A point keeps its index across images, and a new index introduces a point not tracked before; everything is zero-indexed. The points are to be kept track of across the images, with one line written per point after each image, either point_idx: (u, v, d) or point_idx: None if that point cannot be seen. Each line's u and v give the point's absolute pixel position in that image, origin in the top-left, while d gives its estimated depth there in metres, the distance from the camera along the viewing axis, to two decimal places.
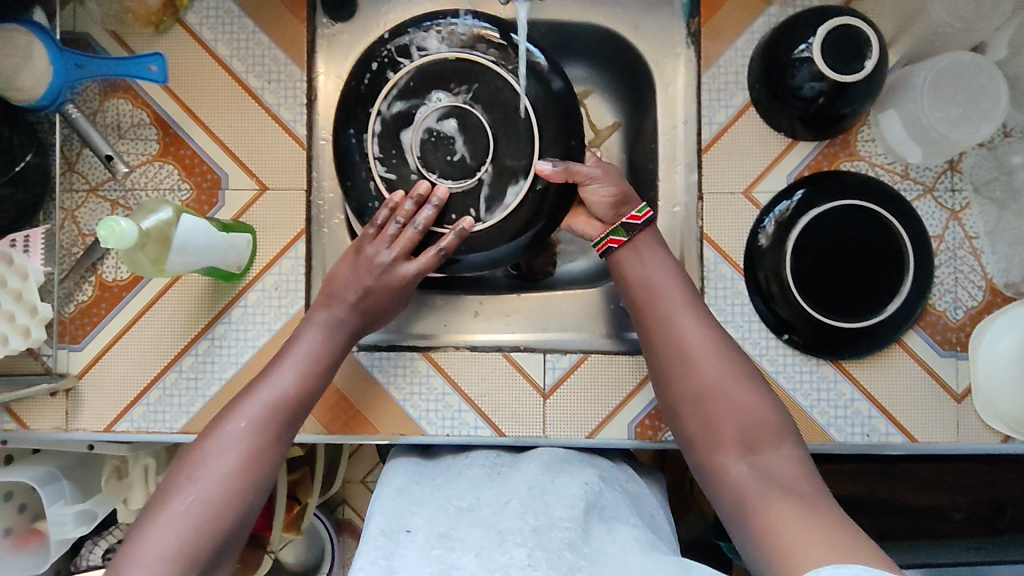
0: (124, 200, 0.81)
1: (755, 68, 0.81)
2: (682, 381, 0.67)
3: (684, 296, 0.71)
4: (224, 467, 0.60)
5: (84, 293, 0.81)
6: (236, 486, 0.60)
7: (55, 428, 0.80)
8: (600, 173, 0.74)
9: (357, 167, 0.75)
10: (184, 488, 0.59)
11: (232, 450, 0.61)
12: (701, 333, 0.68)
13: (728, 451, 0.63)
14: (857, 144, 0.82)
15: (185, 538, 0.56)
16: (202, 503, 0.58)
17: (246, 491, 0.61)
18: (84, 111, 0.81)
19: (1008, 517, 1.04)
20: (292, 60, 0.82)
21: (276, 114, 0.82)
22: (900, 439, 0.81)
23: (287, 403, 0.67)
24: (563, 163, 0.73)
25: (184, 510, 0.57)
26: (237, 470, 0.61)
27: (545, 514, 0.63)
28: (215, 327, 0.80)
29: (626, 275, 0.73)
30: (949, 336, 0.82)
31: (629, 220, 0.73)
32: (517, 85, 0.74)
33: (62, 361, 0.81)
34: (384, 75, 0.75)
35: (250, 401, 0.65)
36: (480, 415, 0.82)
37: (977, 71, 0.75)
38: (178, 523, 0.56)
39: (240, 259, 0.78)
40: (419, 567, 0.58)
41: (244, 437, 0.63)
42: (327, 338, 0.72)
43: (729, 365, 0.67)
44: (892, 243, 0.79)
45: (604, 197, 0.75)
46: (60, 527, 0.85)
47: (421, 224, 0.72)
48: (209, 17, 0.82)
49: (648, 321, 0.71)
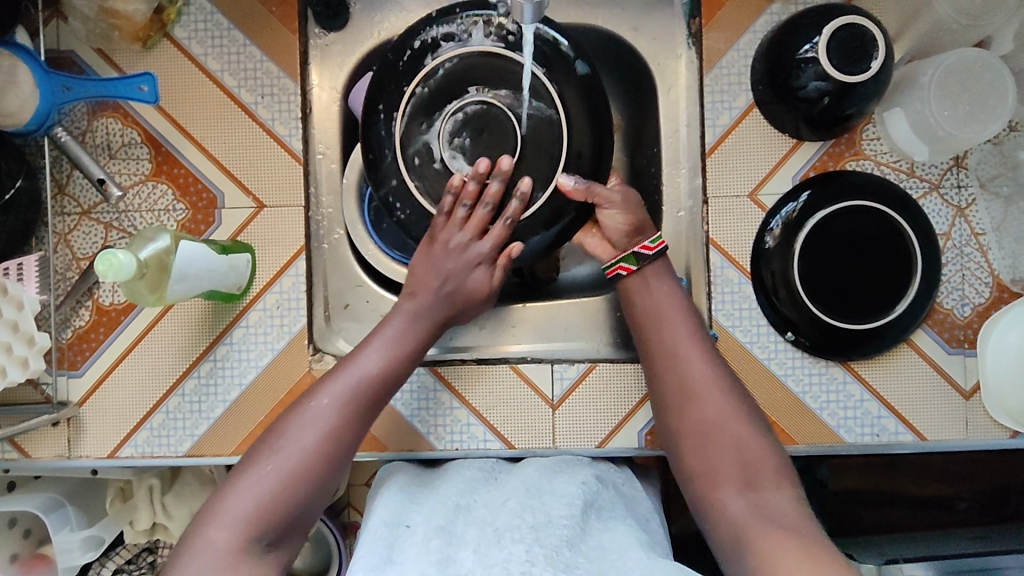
0: (118, 223, 0.79)
1: (759, 69, 0.80)
2: (688, 416, 0.68)
3: (691, 329, 0.71)
4: (299, 446, 0.64)
5: (82, 318, 0.79)
6: (308, 466, 0.64)
7: (58, 456, 0.79)
8: (619, 200, 0.73)
9: (381, 148, 0.71)
10: (265, 459, 0.64)
11: (311, 430, 0.65)
12: (707, 368, 0.69)
13: (727, 488, 0.64)
14: (863, 142, 0.81)
15: (259, 505, 0.61)
16: (275, 477, 0.62)
17: (317, 473, 0.64)
18: (73, 132, 0.79)
19: (1013, 506, 1.04)
20: (285, 73, 0.80)
21: (271, 129, 0.80)
22: (910, 438, 0.80)
23: (372, 388, 0.69)
24: (587, 182, 0.71)
25: (258, 483, 0.62)
26: (312, 449, 0.64)
27: (541, 514, 0.63)
28: (217, 348, 0.79)
29: (634, 304, 0.74)
30: (956, 333, 0.80)
31: (641, 250, 0.74)
32: (560, 96, 0.69)
33: (62, 389, 0.79)
34: (422, 59, 0.70)
35: (335, 383, 0.68)
36: (489, 427, 0.81)
37: (984, 69, 0.74)
38: (255, 489, 0.62)
39: (240, 279, 0.77)
40: (417, 561, 0.58)
41: (323, 418, 0.66)
42: (415, 326, 0.73)
43: (733, 402, 0.67)
44: (899, 245, 0.78)
45: (619, 223, 0.75)
46: (68, 554, 0.85)
47: (489, 200, 0.70)
48: (197, 31, 0.80)
49: (655, 352, 0.71)
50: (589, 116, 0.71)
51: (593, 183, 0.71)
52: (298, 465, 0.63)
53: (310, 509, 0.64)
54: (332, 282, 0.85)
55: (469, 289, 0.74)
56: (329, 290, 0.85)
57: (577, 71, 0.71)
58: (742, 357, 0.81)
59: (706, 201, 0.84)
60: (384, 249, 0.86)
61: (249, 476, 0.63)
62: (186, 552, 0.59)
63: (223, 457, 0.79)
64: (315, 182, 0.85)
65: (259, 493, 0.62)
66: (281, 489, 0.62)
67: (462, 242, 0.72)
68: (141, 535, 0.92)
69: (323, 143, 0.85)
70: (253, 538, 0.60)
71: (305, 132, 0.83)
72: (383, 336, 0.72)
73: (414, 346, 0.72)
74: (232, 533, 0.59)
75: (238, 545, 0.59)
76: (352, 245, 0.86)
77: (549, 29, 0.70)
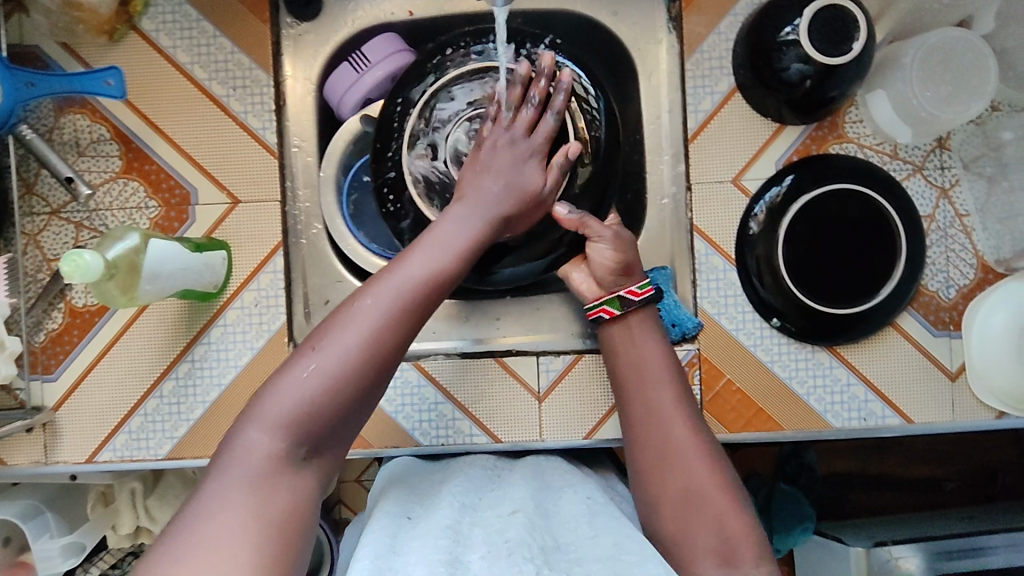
0: (89, 222, 0.77)
1: (740, 53, 0.79)
2: (669, 481, 0.66)
3: (676, 392, 0.70)
4: (345, 349, 0.55)
5: (55, 321, 0.77)
6: (355, 373, 0.55)
7: (34, 462, 0.77)
8: (611, 238, 0.74)
9: (389, 134, 0.77)
10: (305, 360, 0.55)
11: (359, 330, 0.55)
12: (689, 433, 0.67)
13: (704, 563, 0.61)
14: (846, 125, 0.80)
15: (301, 411, 0.53)
16: (316, 383, 0.53)
17: (362, 378, 0.55)
18: (40, 130, 0.77)
19: (1000, 484, 1.05)
20: (257, 64, 0.78)
21: (244, 122, 0.78)
22: (896, 421, 0.80)
23: (429, 286, 0.59)
24: (581, 215, 0.73)
25: (297, 389, 0.53)
26: (359, 354, 0.55)
27: (550, 538, 0.61)
28: (194, 348, 0.77)
29: (617, 360, 0.73)
30: (942, 315, 0.80)
31: (626, 295, 0.73)
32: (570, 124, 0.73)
33: (37, 394, 0.77)
34: (445, 68, 0.76)
35: (385, 283, 0.58)
36: (475, 422, 0.80)
37: (966, 48, 0.73)
38: (295, 391, 0.53)
39: (216, 278, 0.75)
40: (424, 554, 0.56)
41: (371, 318, 0.56)
42: (469, 223, 0.64)
43: (716, 468, 0.65)
44: (884, 236, 0.78)
45: (607, 259, 0.75)
46: (49, 561, 0.83)
47: (534, 99, 0.72)
48: (166, 23, 0.77)
49: (638, 411, 0.70)
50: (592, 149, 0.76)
51: (587, 216, 0.74)
52: (344, 371, 0.54)
53: (355, 418, 0.56)
54: (312, 278, 0.84)
55: (524, 186, 0.69)
56: (308, 285, 0.83)
57: (590, 111, 0.76)
58: (728, 345, 0.80)
59: (690, 187, 0.83)
60: (364, 243, 0.84)
61: (289, 375, 0.54)
62: (220, 457, 0.52)
63: (204, 458, 0.77)
64: (291, 176, 0.84)
65: (298, 399, 0.53)
66: (324, 397, 0.54)
67: (516, 138, 0.70)
68: (125, 539, 0.90)
69: (299, 135, 0.83)
70: (293, 447, 0.53)
71: (279, 125, 0.81)
72: (437, 234, 0.62)
73: (470, 243, 0.63)
74: (268, 440, 0.52)
75: (276, 456, 0.52)
76: (331, 238, 0.85)
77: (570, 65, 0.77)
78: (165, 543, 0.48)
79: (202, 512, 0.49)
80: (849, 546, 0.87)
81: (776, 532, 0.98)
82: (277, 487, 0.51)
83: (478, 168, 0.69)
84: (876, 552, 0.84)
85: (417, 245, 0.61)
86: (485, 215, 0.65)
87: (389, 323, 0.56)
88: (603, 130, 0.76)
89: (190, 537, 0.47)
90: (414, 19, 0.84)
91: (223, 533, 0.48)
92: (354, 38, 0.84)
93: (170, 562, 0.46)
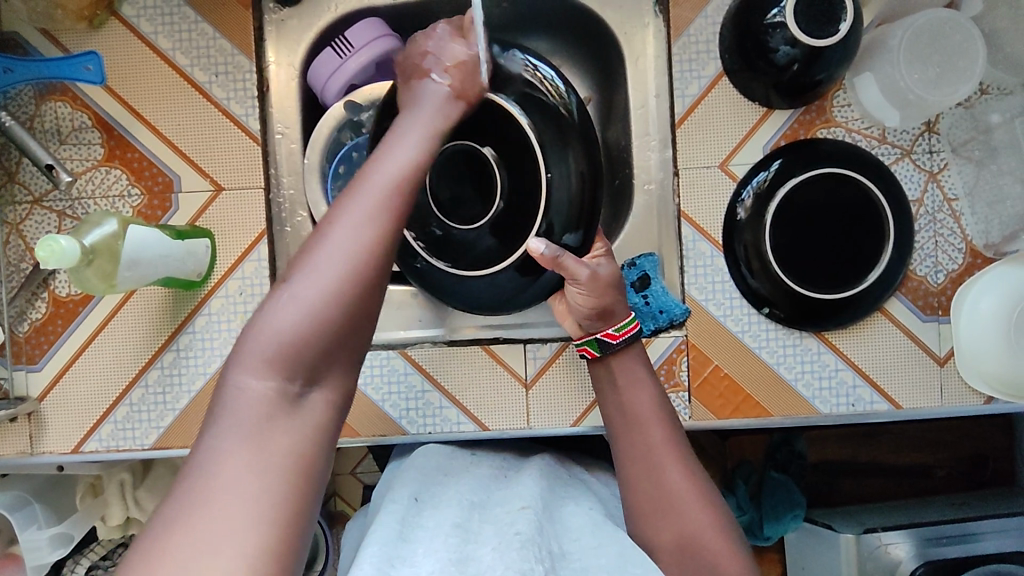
0: (71, 210, 0.77)
1: (727, 36, 0.78)
2: (662, 527, 0.65)
3: (669, 434, 0.68)
4: (319, 273, 0.47)
5: (38, 311, 0.76)
6: (339, 294, 0.47)
7: (20, 452, 0.77)
8: (586, 281, 0.69)
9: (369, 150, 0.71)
10: (279, 293, 0.47)
11: (340, 248, 0.48)
12: (682, 473, 0.66)
13: None
14: (833, 110, 0.79)
15: (283, 340, 0.46)
16: (294, 310, 0.46)
17: (343, 296, 0.47)
18: (21, 117, 0.76)
19: (990, 471, 1.04)
20: (239, 50, 0.77)
21: (227, 109, 0.77)
22: (885, 407, 0.80)
23: (401, 182, 0.52)
24: (557, 250, 0.69)
25: (273, 320, 0.46)
26: (337, 268, 0.47)
27: (556, 543, 0.60)
28: (179, 338, 0.77)
29: (605, 395, 0.72)
30: (930, 301, 0.80)
31: (603, 338, 0.71)
32: (530, 125, 0.69)
33: (21, 384, 0.77)
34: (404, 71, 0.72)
35: (355, 188, 0.51)
36: (462, 410, 0.80)
37: (954, 30, 0.73)
38: (271, 322, 0.46)
39: (200, 266, 0.75)
40: (433, 551, 0.56)
41: (348, 233, 0.49)
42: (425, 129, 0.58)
43: (710, 511, 0.65)
44: (880, 241, 0.77)
45: (582, 303, 0.71)
46: (36, 552, 0.83)
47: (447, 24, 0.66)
48: (146, 8, 0.77)
49: (626, 444, 0.69)
50: (576, 141, 0.71)
51: (564, 252, 0.69)
52: (323, 292, 0.47)
53: (352, 339, 0.48)
54: None
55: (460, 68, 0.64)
56: None
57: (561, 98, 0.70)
58: (715, 332, 0.80)
59: (677, 173, 0.82)
60: None
61: (263, 312, 0.47)
62: (212, 413, 0.45)
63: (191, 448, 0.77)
64: (274, 163, 0.83)
65: (277, 332, 0.46)
66: (309, 327, 0.46)
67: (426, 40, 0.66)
68: (115, 530, 0.90)
69: (282, 123, 0.83)
70: (285, 383, 0.45)
71: (262, 112, 0.81)
72: (393, 146, 0.55)
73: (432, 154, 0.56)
74: (255, 379, 0.45)
75: (269, 394, 0.45)
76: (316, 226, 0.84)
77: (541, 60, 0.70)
78: (161, 518, 0.41)
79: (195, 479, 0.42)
80: (839, 532, 0.87)
81: (766, 519, 0.98)
82: (276, 427, 0.44)
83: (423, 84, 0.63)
84: (866, 538, 0.84)
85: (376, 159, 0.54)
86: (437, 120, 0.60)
87: (369, 230, 0.49)
88: (572, 109, 0.70)
89: (189, 506, 0.41)
90: (398, 3, 0.82)
91: (225, 497, 0.41)
92: (338, 23, 0.83)
93: (168, 536, 0.40)
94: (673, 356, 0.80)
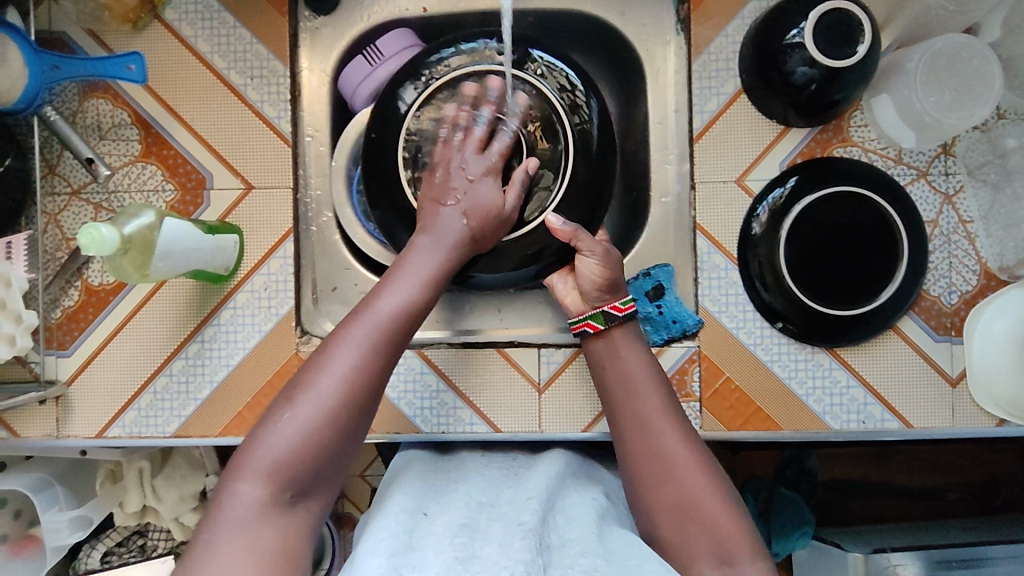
0: (107, 203, 0.80)
1: (745, 55, 0.80)
2: (661, 494, 0.65)
3: (665, 405, 0.69)
4: (319, 398, 0.59)
5: (71, 298, 0.79)
6: (328, 421, 0.58)
7: (46, 435, 0.79)
8: (600, 255, 0.73)
9: (391, 116, 0.75)
10: (280, 413, 0.59)
11: (337, 373, 0.60)
12: (684, 449, 0.67)
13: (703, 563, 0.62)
14: (850, 129, 0.81)
15: (281, 455, 0.57)
16: (291, 430, 0.57)
17: (339, 422, 0.59)
18: (64, 112, 0.80)
19: (1002, 497, 1.04)
20: (275, 55, 0.80)
21: (260, 110, 0.80)
22: (895, 425, 0.80)
23: (397, 321, 0.63)
24: (575, 227, 0.73)
25: (275, 439, 0.57)
26: (336, 400, 0.59)
27: (554, 535, 0.62)
28: (204, 330, 0.79)
29: (606, 367, 0.73)
30: (943, 321, 0.80)
31: (610, 310, 0.73)
32: (564, 122, 0.74)
33: (51, 368, 0.80)
34: (435, 56, 0.76)
35: (356, 322, 0.62)
36: (476, 411, 0.81)
37: (970, 54, 0.75)
38: (275, 441, 0.57)
39: (227, 260, 0.77)
40: (441, 551, 0.57)
41: (346, 363, 0.60)
42: (432, 256, 0.67)
43: (716, 486, 0.65)
44: (887, 255, 0.78)
45: (594, 275, 0.74)
46: (55, 534, 0.85)
47: (487, 120, 0.72)
48: (188, 13, 0.80)
49: (628, 424, 0.69)
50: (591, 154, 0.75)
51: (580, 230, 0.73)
52: (324, 418, 0.58)
53: (338, 460, 0.60)
54: (320, 266, 0.86)
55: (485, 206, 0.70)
56: (316, 274, 0.86)
57: (580, 99, 0.75)
58: (728, 344, 0.81)
59: (694, 187, 0.84)
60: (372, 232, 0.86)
61: (267, 429, 0.58)
62: (213, 509, 0.56)
63: (210, 437, 0.79)
64: (303, 164, 0.86)
65: (276, 450, 0.57)
66: (300, 446, 0.57)
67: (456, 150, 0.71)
68: (131, 517, 0.93)
69: (313, 125, 0.86)
70: (276, 492, 0.56)
71: (293, 114, 0.84)
72: (415, 264, 0.66)
73: (442, 275, 0.67)
74: (252, 487, 0.56)
75: (262, 499, 0.56)
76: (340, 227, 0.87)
77: (568, 66, 0.76)
78: None
79: (206, 552, 0.53)
80: (847, 551, 0.87)
81: (775, 536, 0.98)
82: (266, 527, 0.55)
83: (443, 197, 0.70)
84: (875, 558, 0.84)
85: (376, 293, 0.64)
86: (447, 248, 0.68)
87: (364, 363, 0.60)
88: (592, 113, 0.76)
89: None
90: (428, 15, 0.86)
91: (229, 564, 0.53)
92: (370, 31, 0.87)
93: None
94: (685, 367, 0.81)
